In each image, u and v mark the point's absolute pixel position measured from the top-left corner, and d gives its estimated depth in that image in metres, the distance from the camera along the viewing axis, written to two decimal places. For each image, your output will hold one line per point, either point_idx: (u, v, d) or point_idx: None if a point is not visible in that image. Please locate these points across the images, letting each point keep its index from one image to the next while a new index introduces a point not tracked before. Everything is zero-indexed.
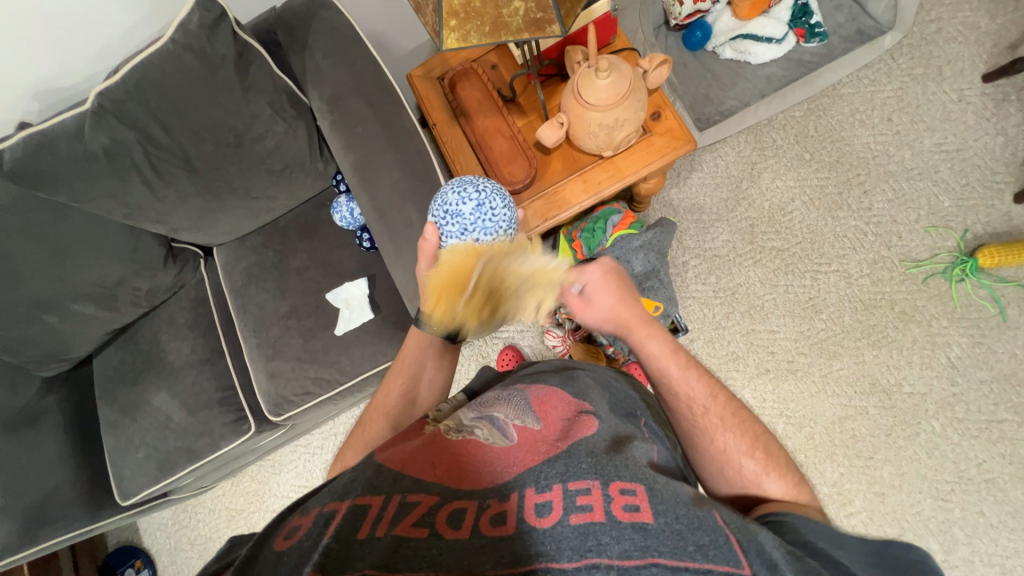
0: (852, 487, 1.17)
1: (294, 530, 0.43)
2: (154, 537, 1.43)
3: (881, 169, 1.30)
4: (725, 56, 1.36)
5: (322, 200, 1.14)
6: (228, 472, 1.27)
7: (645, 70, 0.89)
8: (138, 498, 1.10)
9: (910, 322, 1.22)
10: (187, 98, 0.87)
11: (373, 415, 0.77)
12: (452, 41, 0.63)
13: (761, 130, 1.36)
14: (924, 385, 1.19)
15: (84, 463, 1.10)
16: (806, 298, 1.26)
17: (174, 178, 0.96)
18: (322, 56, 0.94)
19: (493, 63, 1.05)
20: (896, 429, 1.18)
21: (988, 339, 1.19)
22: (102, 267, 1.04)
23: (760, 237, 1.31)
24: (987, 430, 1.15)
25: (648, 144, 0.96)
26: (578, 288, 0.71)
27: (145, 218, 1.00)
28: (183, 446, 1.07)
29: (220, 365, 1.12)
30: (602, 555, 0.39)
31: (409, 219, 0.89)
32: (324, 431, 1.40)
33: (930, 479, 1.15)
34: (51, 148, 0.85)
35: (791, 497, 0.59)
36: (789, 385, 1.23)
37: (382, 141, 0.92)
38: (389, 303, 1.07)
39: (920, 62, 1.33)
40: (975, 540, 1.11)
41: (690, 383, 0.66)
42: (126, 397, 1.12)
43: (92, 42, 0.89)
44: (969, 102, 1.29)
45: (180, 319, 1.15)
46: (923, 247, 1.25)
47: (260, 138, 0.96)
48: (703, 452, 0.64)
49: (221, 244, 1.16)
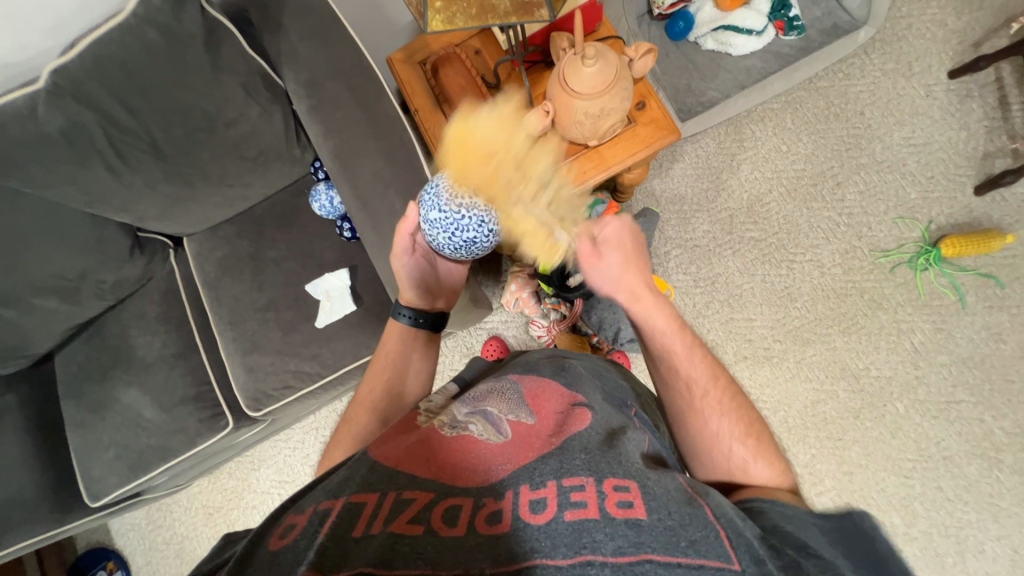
0: (822, 467, 1.23)
1: (289, 528, 0.42)
2: (127, 538, 1.39)
3: (853, 161, 1.34)
4: (706, 47, 1.36)
5: (300, 188, 1.10)
6: (205, 469, 1.23)
7: (630, 59, 0.89)
8: (108, 499, 1.06)
9: (878, 310, 1.27)
10: (153, 78, 0.82)
11: (358, 411, 0.75)
12: (437, 23, 0.61)
13: (741, 122, 1.38)
14: (889, 369, 1.25)
15: (49, 465, 1.05)
16: (782, 287, 1.30)
17: (140, 164, 0.91)
18: (298, 36, 0.90)
19: (477, 49, 1.02)
20: (864, 411, 1.24)
21: (948, 325, 1.25)
22: (62, 258, 0.98)
23: (739, 227, 1.34)
24: (946, 410, 1.22)
25: (633, 134, 0.97)
26: (590, 242, 0.75)
27: (109, 206, 0.95)
28: (156, 444, 1.03)
29: (194, 360, 1.07)
30: (596, 552, 0.38)
31: (392, 208, 0.87)
32: (305, 425, 1.38)
33: (894, 458, 1.21)
34: (2, 130, 0.79)
35: (774, 483, 0.60)
36: (765, 371, 1.28)
37: (363, 127, 0.89)
38: (371, 294, 1.05)
39: (891, 57, 1.37)
40: (933, 514, 1.18)
41: (692, 362, 0.68)
42: (93, 395, 1.07)
43: (44, 14, 0.82)
44: (936, 97, 1.34)
45: (150, 313, 1.10)
46: (891, 238, 1.30)
47: (234, 122, 0.91)
48: (694, 433, 0.66)
49: (193, 234, 1.11)
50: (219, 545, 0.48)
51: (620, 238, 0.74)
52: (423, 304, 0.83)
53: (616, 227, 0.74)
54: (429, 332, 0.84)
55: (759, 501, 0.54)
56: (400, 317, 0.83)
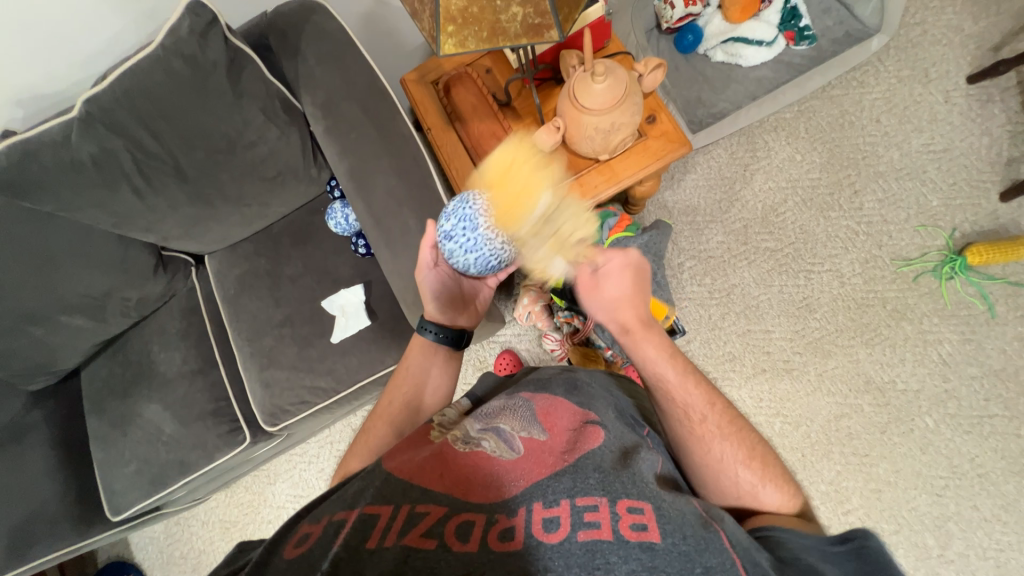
0: (849, 484, 1.18)
1: (304, 537, 0.42)
2: (146, 551, 1.40)
3: (870, 169, 1.32)
4: (715, 59, 1.37)
5: (316, 206, 1.13)
6: (222, 484, 1.25)
7: (640, 74, 0.90)
8: (129, 514, 1.07)
9: (902, 320, 1.24)
10: (178, 104, 0.85)
11: (376, 422, 0.76)
12: (450, 46, 0.63)
13: (753, 133, 1.37)
14: (917, 381, 1.21)
15: (73, 479, 1.07)
16: (801, 298, 1.28)
17: (164, 186, 0.94)
18: (315, 61, 0.93)
19: (488, 68, 1.05)
20: (891, 426, 1.20)
21: (978, 335, 1.21)
22: (90, 277, 1.02)
23: (754, 238, 1.32)
24: (978, 425, 1.17)
25: (643, 148, 0.97)
26: (594, 268, 0.75)
27: (134, 226, 0.98)
28: (176, 459, 1.05)
29: (213, 375, 1.10)
30: (609, 574, 0.39)
31: (406, 224, 0.88)
32: (320, 439, 1.39)
33: (924, 475, 1.16)
34: (38, 157, 0.83)
35: (785, 507, 0.59)
36: (785, 384, 1.24)
37: (378, 146, 0.91)
38: (385, 309, 1.06)
39: (906, 64, 1.35)
40: (969, 535, 1.12)
41: (687, 389, 0.67)
42: (116, 410, 1.10)
43: (79, 47, 0.87)
44: (955, 103, 1.32)
45: (172, 329, 1.13)
46: (913, 246, 1.27)
47: (253, 144, 0.94)
48: (698, 462, 0.64)
49: (213, 252, 1.14)
50: (232, 552, 0.49)
51: (619, 271, 0.73)
52: (446, 319, 0.83)
53: (621, 258, 0.73)
54: (451, 349, 0.83)
55: (777, 530, 0.53)
56: (426, 333, 0.82)
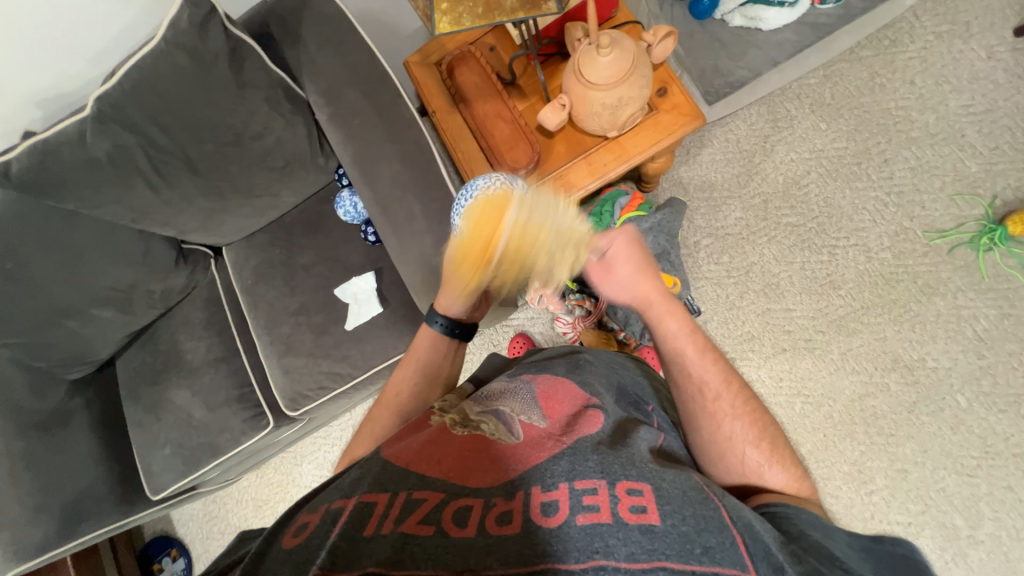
0: (873, 465, 1.15)
1: (302, 526, 0.45)
2: (187, 527, 1.49)
3: (902, 135, 1.24)
4: (734, 24, 1.28)
5: (326, 195, 1.14)
6: (251, 465, 1.30)
7: (649, 44, 0.86)
8: (167, 493, 1.14)
9: (934, 295, 1.17)
10: (184, 98, 0.86)
11: (382, 409, 0.78)
12: (444, 25, 0.61)
13: (774, 101, 1.30)
14: (949, 359, 1.15)
15: (114, 461, 1.14)
16: (824, 274, 1.23)
17: (178, 180, 0.96)
18: (316, 47, 0.92)
19: (491, 45, 1.02)
20: (919, 406, 1.15)
21: (1018, 310, 1.14)
22: (116, 271, 1.06)
23: (775, 213, 1.27)
24: (1015, 404, 1.11)
25: (655, 122, 0.93)
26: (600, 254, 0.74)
27: (152, 221, 1.01)
28: (206, 442, 1.10)
29: (236, 363, 1.14)
30: (609, 557, 0.39)
31: (411, 213, 0.88)
32: (341, 423, 1.43)
33: (955, 455, 1.12)
34: (56, 156, 0.85)
35: (791, 489, 0.58)
36: (807, 363, 1.21)
37: (381, 133, 0.90)
38: (396, 296, 1.07)
39: (945, 18, 1.25)
40: (1001, 515, 1.09)
41: (705, 365, 0.66)
42: (149, 397, 1.15)
43: (88, 46, 0.88)
44: (999, 59, 1.22)
45: (195, 319, 1.17)
46: (949, 217, 1.19)
47: (260, 135, 0.95)
48: (706, 437, 0.63)
49: (230, 243, 1.17)
50: (234, 542, 0.53)
51: (625, 248, 0.74)
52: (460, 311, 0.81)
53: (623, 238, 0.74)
54: (457, 342, 0.83)
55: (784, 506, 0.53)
56: (433, 323, 0.82)
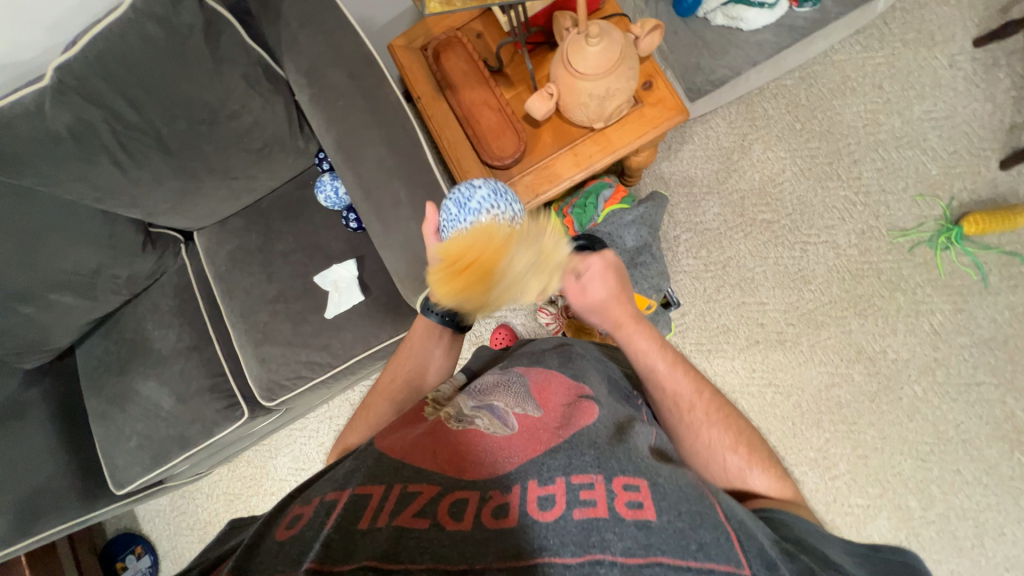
0: (836, 451, 1.21)
1: (296, 518, 0.47)
2: (153, 524, 1.44)
3: (871, 138, 1.30)
4: (716, 22, 1.24)
5: (306, 179, 1.11)
6: (223, 459, 1.26)
7: (636, 36, 0.86)
8: (132, 488, 1.09)
9: (895, 291, 1.24)
10: (155, 72, 0.82)
11: (378, 398, 0.78)
12: (435, 5, 0.60)
13: (753, 100, 1.34)
14: (907, 350, 1.22)
15: (75, 455, 1.09)
16: (796, 269, 1.28)
17: (147, 159, 0.91)
18: (297, 25, 0.89)
19: (479, 32, 1.01)
20: (880, 395, 1.22)
21: (970, 305, 1.21)
22: (77, 254, 1.00)
23: (751, 210, 1.31)
24: (965, 393, 1.19)
25: (639, 115, 0.94)
26: (578, 273, 0.75)
27: (119, 201, 0.96)
28: (176, 434, 1.06)
29: (208, 352, 1.09)
30: (605, 551, 0.40)
31: (397, 197, 0.86)
32: (319, 414, 1.40)
33: (911, 441, 1.19)
34: (10, 128, 0.79)
35: (774, 491, 0.60)
36: (778, 355, 1.26)
37: (365, 116, 0.88)
38: (379, 284, 1.05)
39: (912, 26, 1.31)
40: (951, 497, 1.16)
41: (677, 379, 0.69)
42: (113, 388, 1.10)
43: (48, 10, 0.82)
44: (960, 67, 1.28)
45: (164, 306, 1.12)
46: (911, 216, 1.26)
47: (237, 114, 0.91)
48: (687, 448, 0.66)
49: (202, 228, 1.13)
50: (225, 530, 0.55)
51: (601, 272, 0.74)
52: None
53: (601, 260, 0.75)
54: (454, 331, 0.83)
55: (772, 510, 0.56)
56: (430, 314, 0.82)
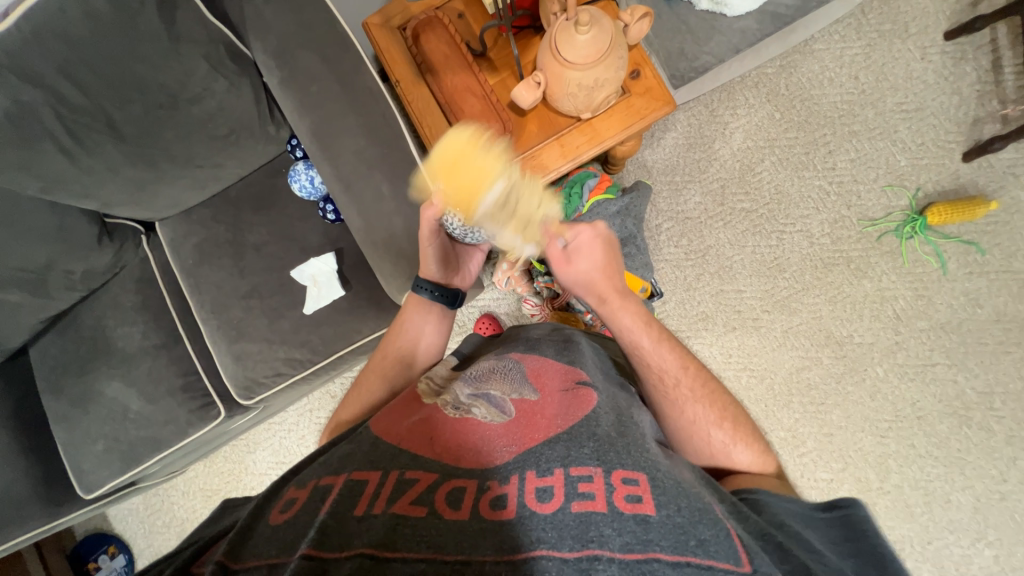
0: (804, 430, 1.28)
1: (289, 503, 0.46)
2: (126, 523, 1.39)
3: (845, 128, 1.33)
4: (700, 7, 1.19)
5: (277, 166, 1.04)
6: (199, 456, 1.22)
7: (626, 24, 0.84)
8: (102, 491, 1.04)
9: (863, 278, 1.30)
10: (104, 50, 0.74)
11: (369, 374, 0.77)
12: None
13: (734, 89, 1.36)
14: (872, 335, 1.29)
15: (36, 461, 1.02)
16: (772, 258, 1.31)
17: (99, 146, 0.84)
18: (263, 1, 0.83)
19: (459, 12, 0.97)
20: (845, 376, 1.29)
21: (929, 291, 1.28)
22: (25, 248, 0.92)
23: (731, 199, 1.33)
24: (922, 373, 1.27)
25: (627, 105, 0.92)
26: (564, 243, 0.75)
27: (69, 191, 0.88)
28: (147, 436, 1.02)
29: (178, 350, 1.04)
30: (603, 546, 0.40)
31: (378, 190, 0.83)
32: (299, 407, 1.37)
33: (871, 419, 1.27)
34: None
35: (756, 466, 0.63)
36: (753, 340, 1.30)
37: (342, 102, 0.83)
38: (360, 278, 1.02)
39: (888, 17, 1.33)
40: (905, 469, 1.25)
41: (662, 353, 0.69)
42: (74, 388, 1.04)
43: None
44: (931, 60, 1.32)
45: (126, 302, 1.05)
46: (880, 206, 1.30)
47: (200, 98, 0.85)
48: (674, 424, 0.67)
49: (165, 218, 1.05)
50: (216, 511, 0.57)
51: (588, 240, 0.74)
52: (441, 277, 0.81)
53: (590, 231, 0.74)
54: (446, 308, 0.82)
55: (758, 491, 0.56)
56: (421, 291, 0.80)
